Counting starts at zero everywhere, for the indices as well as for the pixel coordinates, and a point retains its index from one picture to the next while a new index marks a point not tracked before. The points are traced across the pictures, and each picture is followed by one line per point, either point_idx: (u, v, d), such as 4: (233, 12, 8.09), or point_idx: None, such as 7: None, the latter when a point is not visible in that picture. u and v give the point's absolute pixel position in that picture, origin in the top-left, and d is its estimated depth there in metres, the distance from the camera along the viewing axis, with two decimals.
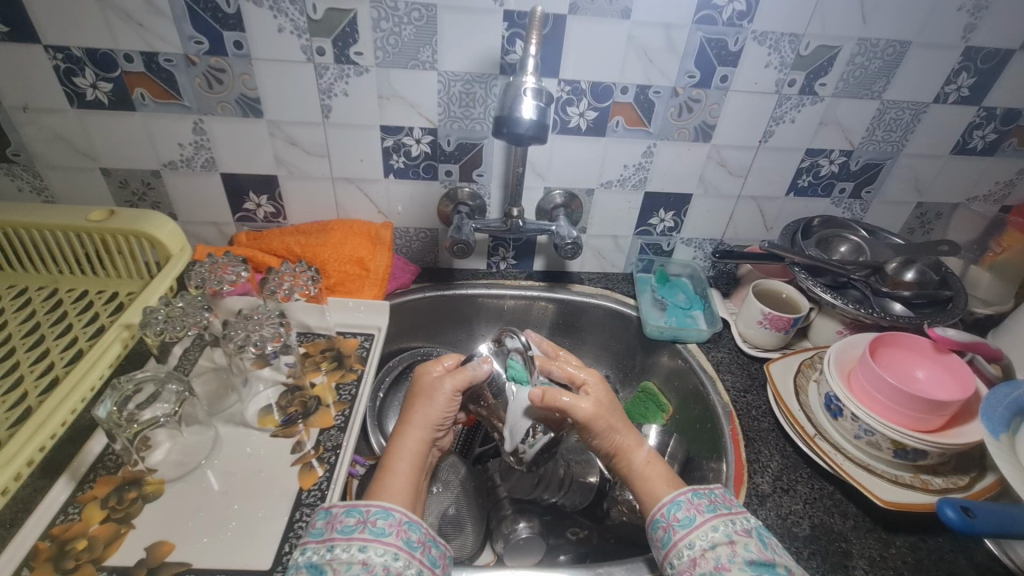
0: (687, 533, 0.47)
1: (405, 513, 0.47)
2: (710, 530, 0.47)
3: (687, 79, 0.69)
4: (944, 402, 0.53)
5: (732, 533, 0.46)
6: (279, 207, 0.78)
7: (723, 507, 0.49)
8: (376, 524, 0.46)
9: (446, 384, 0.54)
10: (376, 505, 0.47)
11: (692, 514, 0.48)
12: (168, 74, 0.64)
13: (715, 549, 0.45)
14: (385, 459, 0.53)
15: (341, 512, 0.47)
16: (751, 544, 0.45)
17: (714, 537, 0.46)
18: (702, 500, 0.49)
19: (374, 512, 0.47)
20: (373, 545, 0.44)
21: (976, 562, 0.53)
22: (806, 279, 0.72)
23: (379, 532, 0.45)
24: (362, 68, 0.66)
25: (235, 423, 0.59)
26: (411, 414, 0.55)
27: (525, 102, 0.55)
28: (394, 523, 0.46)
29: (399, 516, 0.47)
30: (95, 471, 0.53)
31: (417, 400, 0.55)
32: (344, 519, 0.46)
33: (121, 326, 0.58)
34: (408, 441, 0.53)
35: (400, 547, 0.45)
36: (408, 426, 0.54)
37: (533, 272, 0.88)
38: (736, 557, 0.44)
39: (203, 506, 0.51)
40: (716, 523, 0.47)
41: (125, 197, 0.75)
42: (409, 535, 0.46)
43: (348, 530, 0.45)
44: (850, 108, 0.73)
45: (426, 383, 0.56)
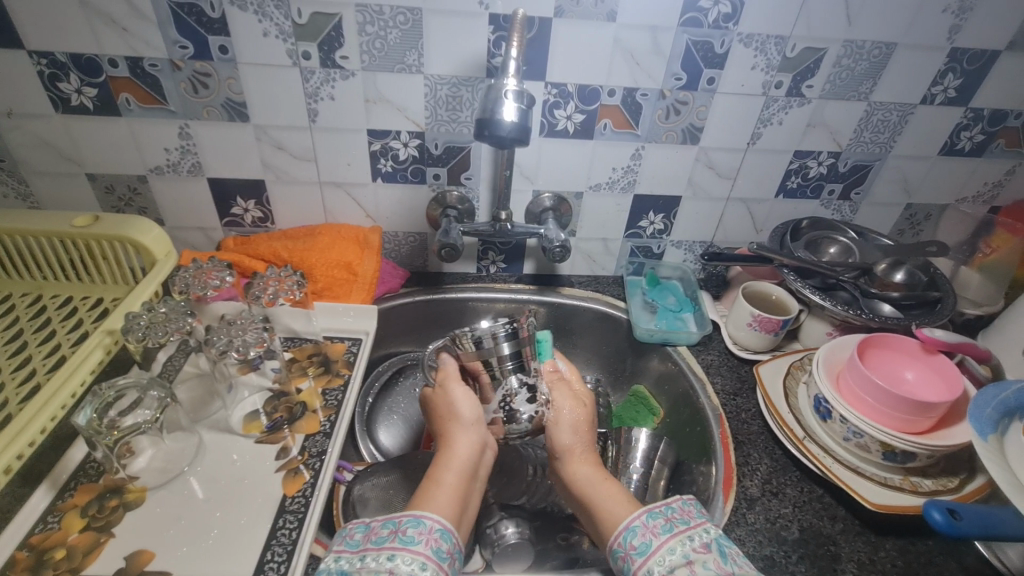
0: (644, 562, 0.46)
1: (438, 520, 0.47)
2: (666, 553, 0.46)
3: (674, 81, 0.69)
4: (932, 404, 0.53)
5: (690, 553, 0.45)
6: (267, 211, 0.77)
7: (679, 522, 0.48)
8: (406, 532, 0.46)
9: (457, 382, 0.58)
10: (408, 514, 0.47)
11: (648, 539, 0.47)
12: (153, 78, 0.64)
13: (674, 573, 0.45)
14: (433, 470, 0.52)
15: (376, 524, 0.47)
16: (710, 561, 0.45)
17: (672, 560, 0.45)
18: (657, 521, 0.48)
19: (406, 521, 0.47)
20: (401, 553, 0.44)
21: (966, 565, 0.53)
22: (794, 280, 0.72)
23: (408, 540, 0.45)
24: (348, 72, 0.65)
25: (220, 430, 0.59)
26: (446, 427, 0.56)
27: (507, 104, 0.55)
28: (424, 532, 0.46)
29: (430, 525, 0.47)
30: (76, 478, 0.52)
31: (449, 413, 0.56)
32: (378, 530, 0.46)
33: (103, 333, 0.58)
34: (460, 449, 0.54)
35: (428, 556, 0.44)
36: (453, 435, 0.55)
37: (523, 275, 0.88)
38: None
39: (184, 514, 0.50)
40: (672, 544, 0.46)
41: (111, 202, 0.74)
42: (438, 545, 0.46)
43: (381, 540, 0.45)
44: (838, 110, 0.73)
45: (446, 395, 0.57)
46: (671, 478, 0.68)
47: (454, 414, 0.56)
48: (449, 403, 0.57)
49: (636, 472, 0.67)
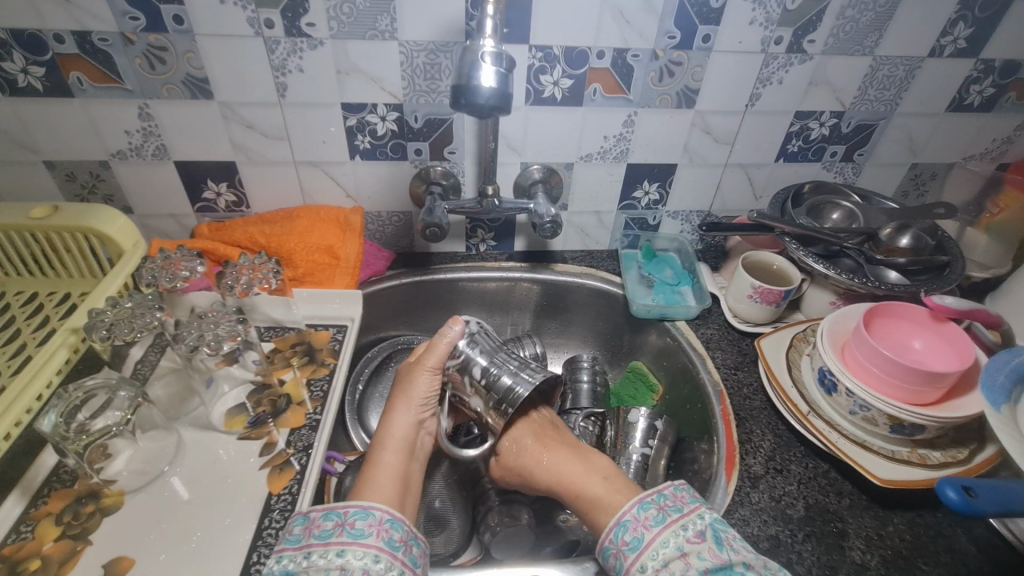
0: (636, 557, 0.46)
1: (386, 510, 0.47)
2: (680, 529, 0.46)
3: (667, 40, 0.65)
4: (941, 374, 0.50)
5: (683, 545, 0.45)
6: (241, 195, 0.73)
7: (672, 511, 0.47)
8: (354, 525, 0.45)
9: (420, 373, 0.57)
10: (354, 506, 0.47)
11: (640, 533, 0.47)
12: (105, 55, 0.59)
13: (667, 567, 0.44)
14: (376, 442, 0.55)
15: (318, 516, 0.46)
16: (705, 551, 0.44)
17: (665, 554, 0.45)
18: (649, 512, 0.48)
19: (353, 513, 0.46)
20: (351, 548, 0.43)
21: (976, 537, 0.51)
22: (796, 249, 0.69)
23: (357, 534, 0.45)
24: (316, 41, 0.61)
25: (200, 427, 0.56)
26: (398, 401, 0.57)
27: (484, 68, 0.50)
28: (373, 523, 0.46)
29: (379, 515, 0.46)
30: (49, 484, 0.50)
31: (405, 382, 0.58)
32: (322, 524, 0.45)
33: (68, 331, 0.54)
34: (396, 427, 0.56)
35: (380, 548, 0.44)
36: (395, 410, 0.57)
37: (514, 253, 0.85)
38: (691, 571, 0.43)
39: (165, 517, 0.48)
40: (665, 536, 0.46)
41: (74, 190, 0.70)
42: (389, 534, 0.45)
43: (326, 535, 0.44)
44: (841, 66, 0.69)
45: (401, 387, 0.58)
46: (671, 457, 0.66)
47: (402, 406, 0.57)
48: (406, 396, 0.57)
49: (635, 453, 0.65)
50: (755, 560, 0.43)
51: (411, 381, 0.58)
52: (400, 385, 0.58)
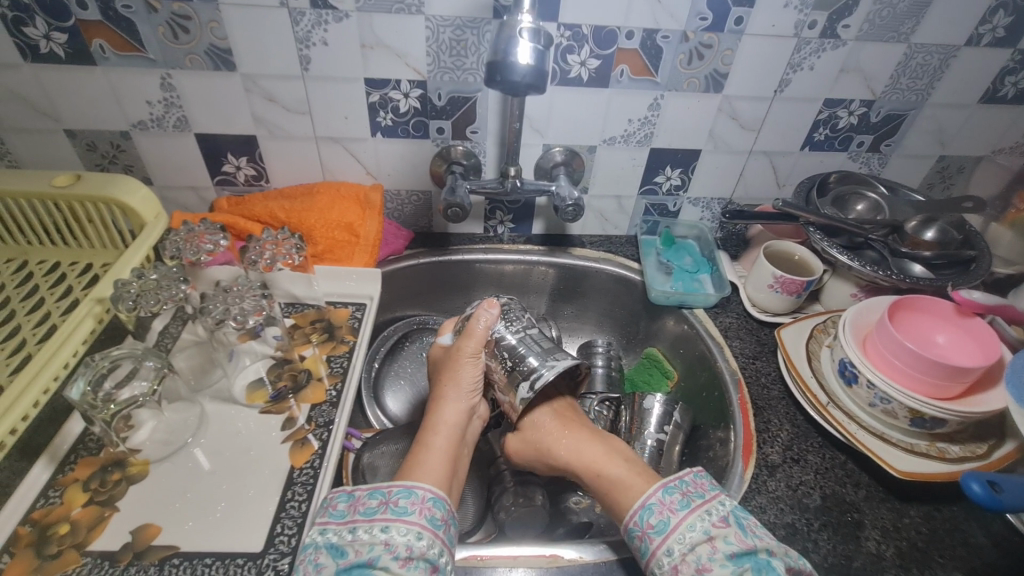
0: (663, 540, 0.46)
1: (429, 489, 0.47)
2: (705, 512, 0.46)
3: (699, 21, 0.63)
4: (967, 368, 0.50)
5: (710, 528, 0.45)
6: (261, 169, 0.73)
7: (695, 497, 0.47)
8: (398, 503, 0.45)
9: (467, 359, 0.57)
10: (398, 485, 0.47)
11: (666, 517, 0.47)
12: (128, 22, 0.58)
13: (694, 550, 0.44)
14: (425, 427, 0.55)
15: (363, 495, 0.46)
16: (730, 535, 0.44)
17: (692, 538, 0.45)
18: (674, 496, 0.48)
19: (397, 492, 0.46)
20: (395, 524, 0.44)
21: (992, 532, 0.52)
22: (820, 240, 0.68)
23: (401, 511, 0.45)
24: (342, 13, 0.60)
25: (222, 399, 0.57)
26: (444, 389, 0.57)
27: (520, 44, 0.49)
28: (417, 502, 0.46)
29: (421, 494, 0.47)
30: (76, 452, 0.50)
31: (450, 369, 0.57)
32: (366, 502, 0.46)
33: (93, 301, 0.54)
34: (446, 413, 0.56)
35: (423, 525, 0.44)
36: (444, 398, 0.56)
37: (532, 236, 0.84)
38: (715, 553, 0.43)
39: (191, 486, 0.49)
40: (692, 520, 0.46)
41: (94, 160, 0.70)
42: (432, 513, 0.46)
43: (371, 512, 0.45)
44: (875, 53, 0.68)
45: (449, 372, 0.57)
46: (686, 443, 0.67)
47: (448, 397, 0.56)
48: (454, 385, 0.57)
49: (650, 439, 0.65)
50: (777, 546, 0.44)
51: (457, 369, 0.57)
52: (446, 373, 0.58)
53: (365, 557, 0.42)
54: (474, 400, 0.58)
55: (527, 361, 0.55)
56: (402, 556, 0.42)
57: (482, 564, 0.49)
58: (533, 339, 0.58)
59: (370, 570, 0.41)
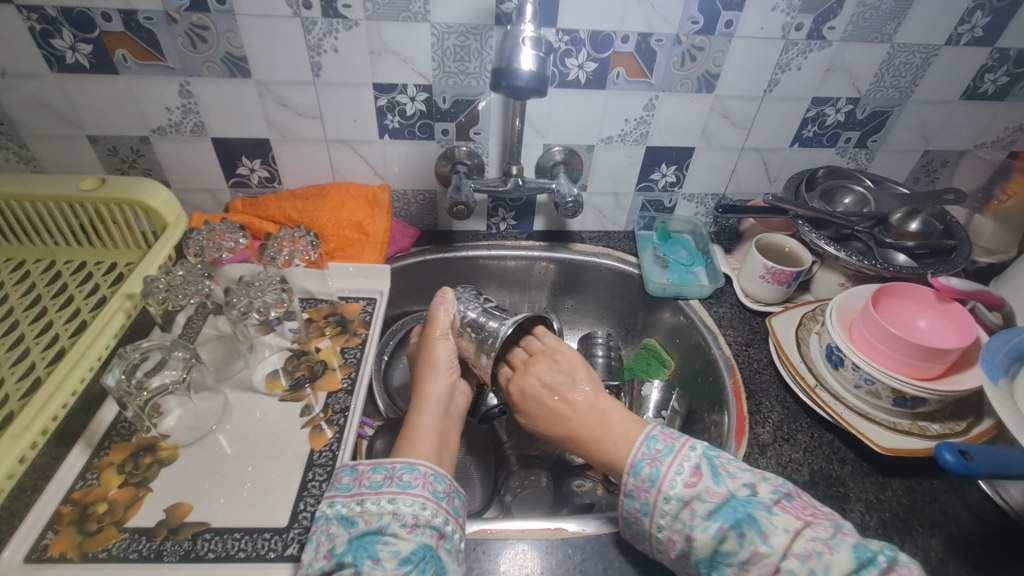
0: (650, 519, 0.48)
1: (430, 465, 0.50)
2: (677, 473, 0.48)
3: (690, 25, 0.66)
4: (944, 349, 0.53)
5: (684, 492, 0.47)
6: (273, 171, 0.76)
7: (665, 456, 0.49)
8: (402, 478, 0.48)
9: (439, 341, 0.62)
10: (401, 460, 0.50)
11: (645, 498, 0.48)
12: (149, 33, 0.62)
13: (677, 518, 0.47)
14: (414, 404, 0.59)
15: (366, 469, 0.49)
16: (703, 493, 0.46)
17: (671, 507, 0.47)
18: (645, 468, 0.49)
19: (400, 467, 0.49)
20: (400, 497, 0.47)
21: (970, 502, 0.55)
22: (809, 232, 0.71)
23: (406, 485, 0.48)
24: (351, 22, 0.63)
25: (244, 389, 0.60)
26: (424, 372, 0.62)
27: (523, 51, 0.52)
28: (420, 476, 0.49)
29: (424, 469, 0.50)
30: (109, 438, 0.53)
31: (426, 353, 0.62)
32: (371, 476, 0.48)
33: (122, 297, 0.58)
34: (431, 391, 0.60)
35: (427, 497, 0.48)
36: (425, 377, 0.61)
37: (533, 232, 0.87)
38: (696, 517, 0.46)
39: (219, 468, 0.52)
40: (667, 489, 0.47)
41: (115, 164, 0.73)
42: (434, 486, 0.49)
43: (376, 485, 0.48)
44: (859, 53, 0.71)
45: (427, 357, 0.62)
46: (682, 427, 0.70)
47: (431, 378, 0.61)
48: (430, 366, 0.61)
49: (648, 423, 0.68)
50: (753, 480, 0.47)
51: (431, 352, 0.62)
52: (421, 359, 0.62)
53: (375, 526, 0.45)
54: (454, 379, 0.62)
55: (489, 326, 0.61)
56: (409, 524, 0.46)
57: (491, 537, 0.52)
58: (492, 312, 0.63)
59: (381, 537, 0.45)
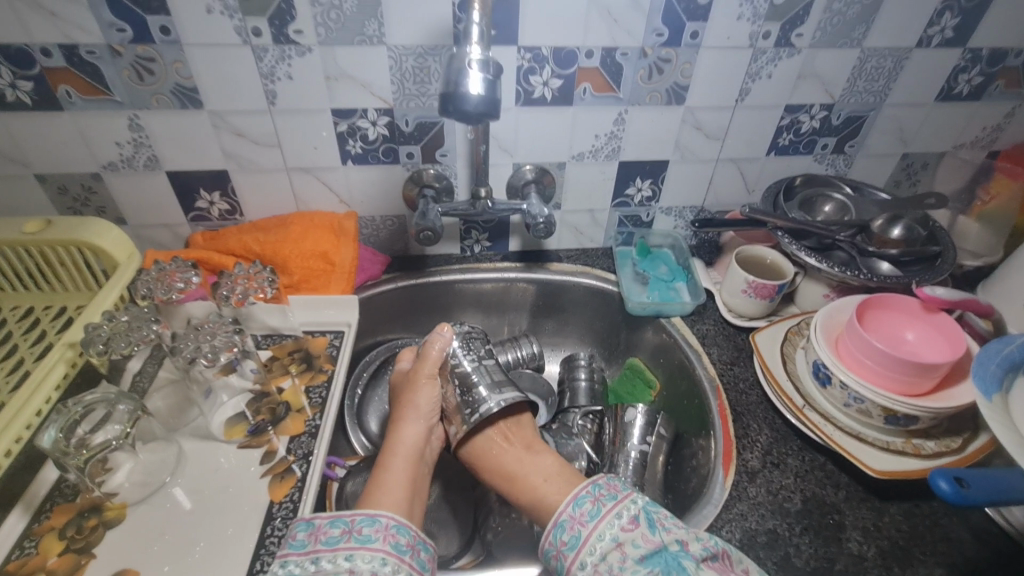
0: (575, 555, 0.48)
1: (392, 516, 0.47)
2: (614, 518, 0.48)
3: (655, 37, 0.65)
4: (934, 364, 0.51)
5: (618, 534, 0.47)
6: (234, 203, 0.73)
7: (606, 501, 0.50)
8: (361, 531, 0.45)
9: (425, 381, 0.60)
10: (360, 513, 0.47)
11: (577, 531, 0.49)
12: (93, 67, 0.59)
13: (605, 560, 0.46)
14: (387, 448, 0.56)
15: (323, 523, 0.46)
16: (638, 538, 0.46)
17: (602, 547, 0.47)
18: (584, 508, 0.50)
19: (359, 520, 0.46)
20: (359, 553, 0.44)
21: (971, 525, 0.52)
22: (789, 243, 0.69)
23: (365, 539, 0.45)
24: (304, 48, 0.61)
25: (201, 437, 0.56)
26: (404, 412, 0.59)
27: (471, 74, 0.50)
28: (381, 529, 0.46)
29: (385, 521, 0.47)
30: (52, 499, 0.50)
31: (409, 393, 0.60)
32: (327, 531, 0.45)
33: (65, 346, 0.54)
34: (406, 435, 0.57)
35: (388, 552, 0.45)
36: (403, 420, 0.58)
37: (508, 253, 0.85)
38: (626, 560, 0.46)
39: (169, 528, 0.49)
40: (601, 529, 0.48)
41: (66, 203, 0.70)
42: (397, 539, 0.46)
43: (332, 541, 0.44)
44: (830, 59, 0.69)
45: (407, 398, 0.60)
46: (669, 453, 0.67)
47: (410, 421, 0.58)
48: (411, 408, 0.59)
49: (633, 450, 0.65)
50: (687, 536, 0.46)
51: (414, 393, 0.60)
52: (404, 398, 0.60)
53: None
54: (434, 419, 0.60)
55: (478, 390, 0.59)
56: None
57: None
58: (487, 368, 0.61)
59: None
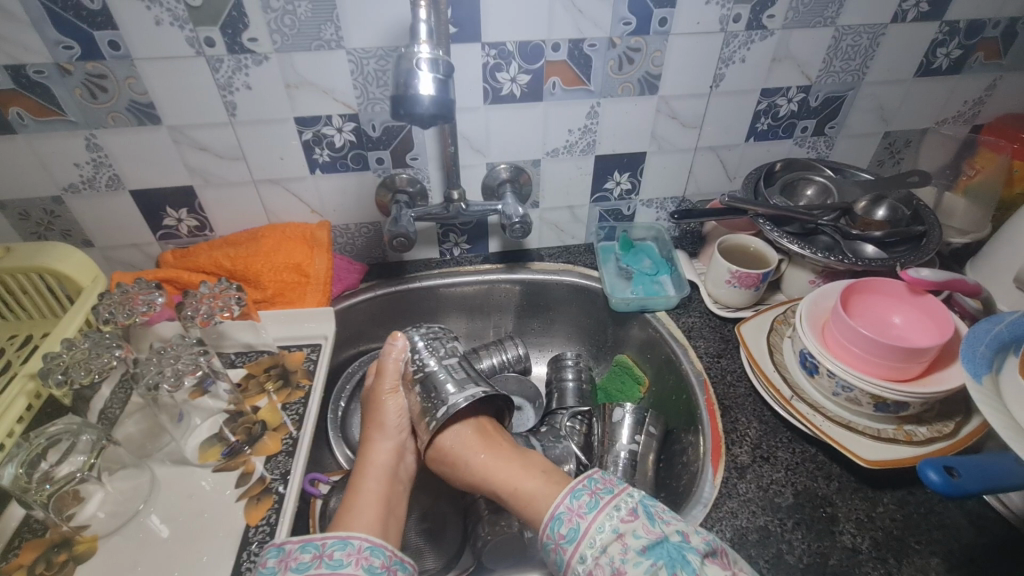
0: (575, 548, 0.46)
1: (365, 538, 0.47)
2: (614, 509, 0.47)
3: (623, 26, 0.63)
4: (921, 348, 0.49)
5: (619, 526, 0.46)
6: (203, 219, 0.71)
7: (604, 494, 0.48)
8: (333, 556, 0.45)
9: (387, 395, 0.59)
10: (332, 536, 0.46)
11: (575, 524, 0.47)
12: (42, 87, 0.57)
13: (606, 552, 0.45)
14: (359, 469, 0.56)
15: (294, 548, 0.44)
16: (639, 529, 0.45)
17: (603, 539, 0.46)
18: (581, 500, 0.48)
19: (331, 543, 0.45)
20: None
21: (968, 510, 0.51)
22: (771, 230, 0.67)
23: (336, 564, 0.44)
24: (261, 56, 0.59)
25: (174, 462, 0.55)
26: (370, 430, 0.58)
27: (422, 76, 0.48)
28: (353, 552, 0.45)
29: (358, 543, 0.46)
30: (20, 536, 0.48)
31: (373, 410, 0.59)
32: (299, 556, 0.44)
33: (26, 378, 0.53)
34: (376, 454, 0.56)
35: None
36: (371, 440, 0.57)
37: (489, 254, 0.83)
38: (628, 552, 0.44)
39: (142, 559, 0.47)
40: (601, 521, 0.47)
41: (29, 229, 0.68)
42: (369, 562, 0.45)
43: (304, 567, 0.43)
44: (804, 40, 0.68)
45: (372, 416, 0.59)
46: (660, 450, 0.66)
47: (378, 440, 0.57)
48: (377, 426, 0.58)
49: (623, 450, 0.64)
50: (687, 528, 0.45)
51: (378, 410, 0.59)
52: (370, 416, 0.59)
53: None
54: (404, 432, 0.59)
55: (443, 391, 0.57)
56: None
57: None
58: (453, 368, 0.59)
59: None
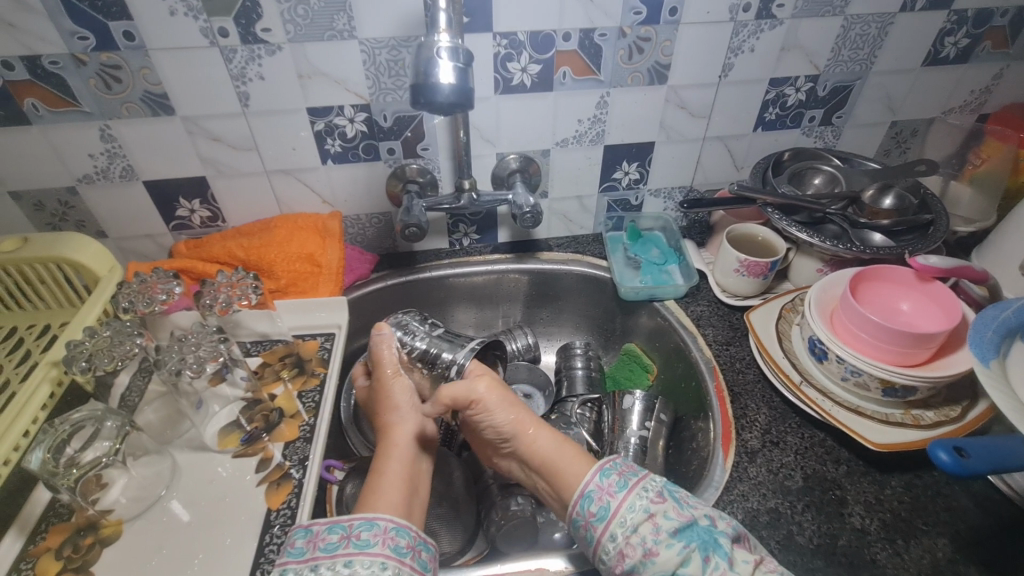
0: (605, 526, 0.47)
1: (390, 518, 0.47)
2: (642, 491, 0.47)
3: (633, 16, 0.63)
4: (930, 333, 0.50)
5: (649, 506, 0.46)
6: (215, 209, 0.72)
7: (631, 475, 0.49)
8: (360, 536, 0.45)
9: (394, 381, 0.60)
10: (359, 517, 0.47)
11: (606, 502, 0.48)
12: (58, 78, 0.57)
13: (637, 531, 0.45)
14: (380, 453, 0.56)
15: (321, 529, 0.46)
16: (670, 511, 0.46)
17: (634, 518, 0.46)
18: (611, 479, 0.49)
19: (358, 524, 0.46)
20: (358, 558, 0.44)
21: (974, 492, 0.52)
22: (780, 218, 0.68)
23: (363, 544, 0.45)
24: (274, 46, 0.59)
25: (194, 448, 0.56)
26: (385, 416, 0.59)
27: (441, 64, 0.49)
28: (379, 533, 0.46)
29: (384, 524, 0.47)
30: (46, 520, 0.49)
31: (383, 396, 0.60)
32: (326, 537, 0.45)
33: (47, 365, 0.53)
34: (397, 436, 0.57)
35: (387, 556, 0.45)
36: (391, 423, 0.58)
37: (498, 244, 0.84)
38: (660, 533, 0.45)
39: (167, 541, 0.48)
40: (631, 501, 0.47)
41: (44, 219, 0.69)
42: (396, 542, 0.46)
43: (331, 548, 0.44)
44: (813, 29, 0.68)
45: (386, 402, 0.59)
46: (669, 436, 0.67)
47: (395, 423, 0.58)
48: (392, 411, 0.59)
49: (633, 436, 0.65)
50: (713, 512, 0.46)
51: (388, 396, 0.59)
52: (381, 404, 0.60)
53: None
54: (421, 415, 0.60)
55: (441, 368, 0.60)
56: None
57: None
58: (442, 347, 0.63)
59: None
